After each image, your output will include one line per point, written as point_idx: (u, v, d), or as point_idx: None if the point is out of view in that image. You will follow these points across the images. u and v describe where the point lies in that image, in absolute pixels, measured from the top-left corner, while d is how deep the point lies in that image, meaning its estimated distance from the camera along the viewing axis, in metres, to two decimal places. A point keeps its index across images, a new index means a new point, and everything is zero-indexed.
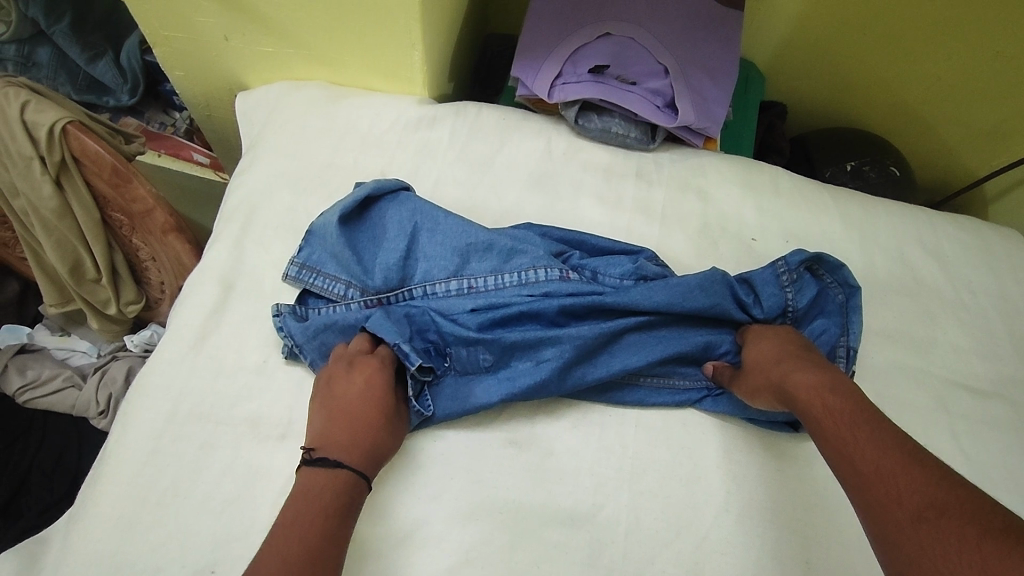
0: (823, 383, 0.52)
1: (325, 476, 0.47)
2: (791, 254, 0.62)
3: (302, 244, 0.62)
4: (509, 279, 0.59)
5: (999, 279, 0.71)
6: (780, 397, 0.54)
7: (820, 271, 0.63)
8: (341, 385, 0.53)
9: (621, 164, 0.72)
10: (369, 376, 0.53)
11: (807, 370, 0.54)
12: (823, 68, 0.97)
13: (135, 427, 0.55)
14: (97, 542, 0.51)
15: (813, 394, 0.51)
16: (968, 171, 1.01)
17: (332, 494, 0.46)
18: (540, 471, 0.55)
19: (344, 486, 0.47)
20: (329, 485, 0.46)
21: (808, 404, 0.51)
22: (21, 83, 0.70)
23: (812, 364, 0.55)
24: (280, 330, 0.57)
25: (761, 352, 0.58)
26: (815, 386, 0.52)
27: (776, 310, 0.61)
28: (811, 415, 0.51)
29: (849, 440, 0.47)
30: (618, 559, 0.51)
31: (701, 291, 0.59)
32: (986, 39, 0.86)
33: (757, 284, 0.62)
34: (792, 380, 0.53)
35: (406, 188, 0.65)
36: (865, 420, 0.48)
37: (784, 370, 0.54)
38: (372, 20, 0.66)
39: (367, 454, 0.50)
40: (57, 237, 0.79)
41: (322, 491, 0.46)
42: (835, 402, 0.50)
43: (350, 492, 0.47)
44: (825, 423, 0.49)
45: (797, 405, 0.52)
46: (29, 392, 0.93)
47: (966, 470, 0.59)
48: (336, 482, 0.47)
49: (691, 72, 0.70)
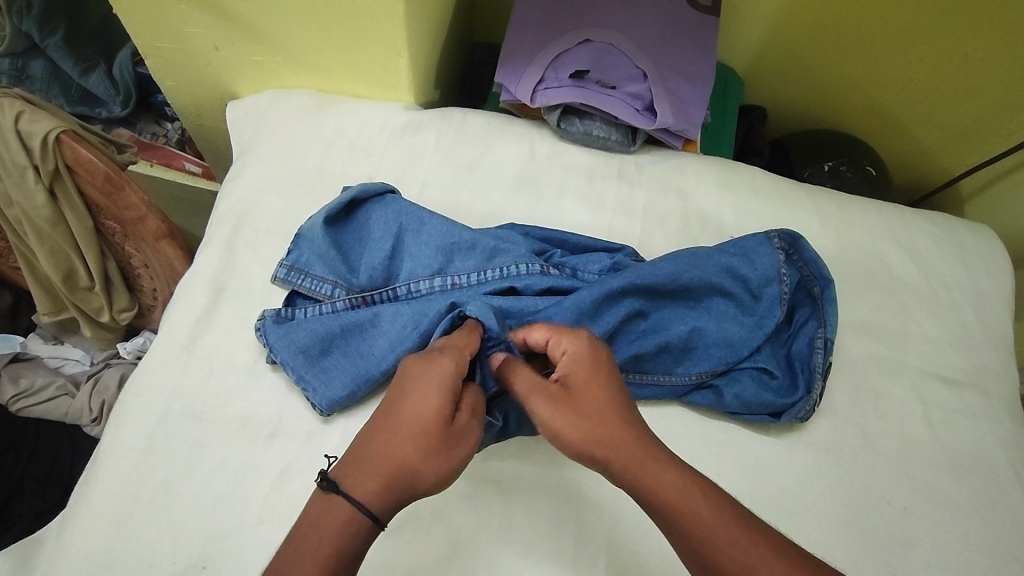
0: (650, 451, 0.44)
1: (336, 509, 0.41)
2: (783, 230, 0.65)
3: (291, 247, 0.63)
4: (492, 275, 0.60)
5: (972, 273, 0.73)
6: (579, 452, 0.45)
7: (796, 258, 0.65)
8: (410, 384, 0.46)
9: (603, 166, 0.74)
10: (435, 385, 0.45)
11: (625, 429, 0.45)
12: (800, 73, 1.00)
13: (128, 427, 0.56)
14: (90, 540, 0.52)
15: (670, 488, 0.43)
16: (944, 171, 1.04)
17: (334, 551, 0.39)
18: (525, 465, 0.56)
19: (349, 540, 0.40)
20: (331, 538, 0.40)
21: (664, 500, 0.43)
22: (16, 94, 0.72)
23: (603, 400, 0.46)
24: (259, 333, 0.59)
25: (575, 380, 0.47)
26: (630, 443, 0.45)
27: (765, 277, 0.63)
28: (671, 519, 0.42)
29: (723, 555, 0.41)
30: (603, 550, 0.53)
31: (694, 266, 0.62)
32: (956, 43, 0.89)
33: (750, 254, 0.64)
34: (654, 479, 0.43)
35: (392, 191, 0.66)
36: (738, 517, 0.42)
37: (582, 418, 0.45)
38: (359, 29, 0.68)
39: (395, 498, 0.42)
40: (50, 245, 0.81)
41: (323, 541, 0.39)
42: (703, 504, 0.42)
43: (351, 537, 0.40)
44: (691, 531, 0.42)
45: (604, 464, 0.45)
46: (22, 400, 0.94)
47: (938, 458, 0.61)
48: (338, 518, 0.40)
49: (669, 76, 0.73)
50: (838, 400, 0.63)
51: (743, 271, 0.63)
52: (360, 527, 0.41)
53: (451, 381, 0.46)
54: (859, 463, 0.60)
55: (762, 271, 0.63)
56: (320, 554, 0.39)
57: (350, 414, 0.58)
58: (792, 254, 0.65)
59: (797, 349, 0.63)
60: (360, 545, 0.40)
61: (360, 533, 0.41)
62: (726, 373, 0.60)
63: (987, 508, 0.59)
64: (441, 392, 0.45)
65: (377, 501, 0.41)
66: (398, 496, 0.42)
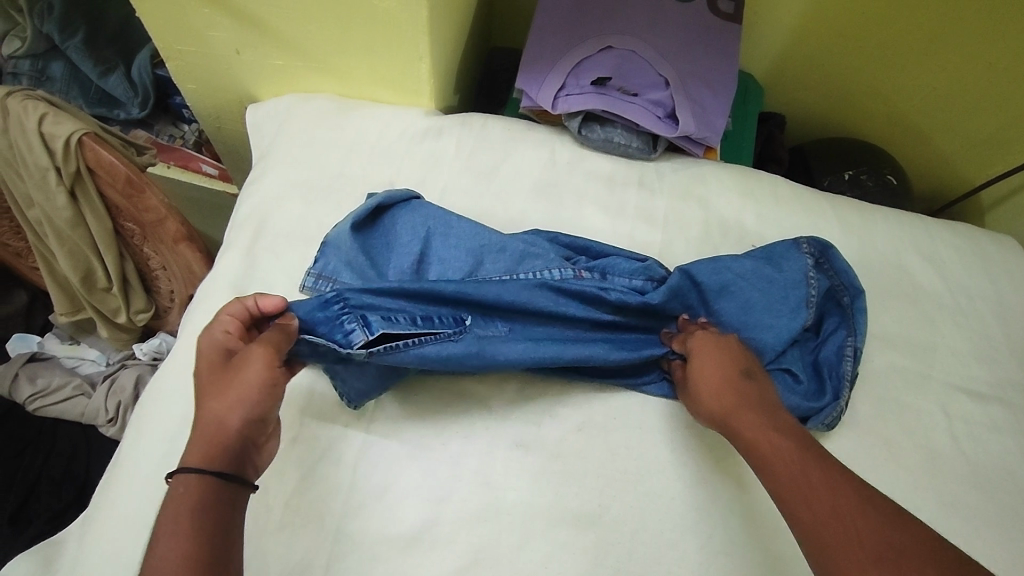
0: (748, 410, 0.50)
1: (177, 486, 0.42)
2: (813, 237, 0.64)
3: (316, 255, 0.62)
4: (523, 278, 0.60)
5: (997, 285, 0.72)
6: (714, 416, 0.52)
7: (826, 266, 0.64)
8: (197, 364, 0.49)
9: (623, 173, 0.73)
10: (208, 351, 0.49)
11: (732, 395, 0.52)
12: (819, 79, 0.99)
13: (151, 430, 0.57)
14: (114, 544, 0.52)
15: (753, 436, 0.49)
16: (965, 179, 1.03)
17: (177, 512, 0.41)
18: (548, 472, 0.56)
19: (188, 495, 0.42)
20: (173, 505, 0.41)
21: (747, 438, 0.49)
22: (40, 96, 0.72)
23: (726, 378, 0.53)
24: None
25: (701, 361, 0.55)
26: (729, 407, 0.51)
27: (797, 279, 0.62)
28: (754, 452, 0.48)
29: (783, 465, 0.46)
30: (625, 560, 0.53)
31: (715, 269, 0.62)
32: (977, 52, 0.88)
33: (778, 256, 0.64)
34: (748, 428, 0.49)
35: (417, 197, 0.66)
36: (786, 441, 0.48)
37: (706, 393, 0.53)
38: (382, 34, 0.67)
39: (216, 444, 0.44)
40: (70, 246, 0.81)
41: (167, 511, 0.41)
42: (780, 446, 0.47)
43: (197, 495, 0.42)
44: (771, 471, 0.46)
45: (724, 421, 0.51)
46: (40, 399, 0.95)
47: (964, 472, 0.60)
48: (177, 491, 0.42)
49: (692, 84, 0.72)
50: (862, 412, 0.62)
51: (770, 273, 0.63)
52: (197, 485, 0.42)
53: (211, 345, 0.50)
54: (884, 477, 0.59)
55: (790, 276, 0.63)
56: (168, 520, 0.40)
57: (371, 417, 0.57)
58: (822, 263, 0.64)
59: (825, 355, 0.63)
60: (200, 492, 0.42)
61: (201, 489, 0.42)
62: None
63: (1016, 524, 0.58)
64: (212, 355, 0.49)
65: (201, 458, 0.43)
66: (214, 441, 0.44)
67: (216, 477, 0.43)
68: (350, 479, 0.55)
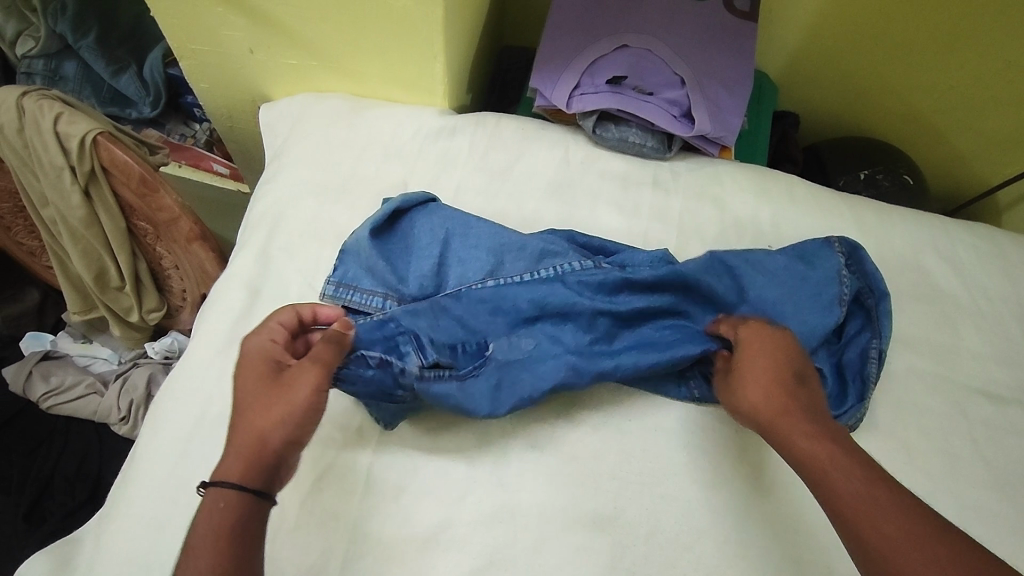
0: (800, 416, 0.49)
1: (212, 499, 0.43)
2: (843, 237, 0.64)
3: (336, 263, 0.61)
4: (545, 274, 0.60)
5: (1017, 285, 0.71)
6: (760, 415, 0.51)
7: (851, 267, 0.64)
8: (241, 371, 0.50)
9: (638, 173, 0.73)
10: (256, 360, 0.49)
11: (785, 398, 0.50)
12: (835, 78, 0.98)
13: (166, 429, 0.57)
14: (130, 542, 0.52)
15: (809, 444, 0.47)
16: (982, 179, 1.02)
17: (212, 525, 0.42)
18: (564, 473, 0.55)
19: (223, 510, 0.43)
20: (209, 518, 0.42)
21: (797, 443, 0.48)
22: (55, 95, 0.72)
23: (776, 378, 0.52)
24: None
25: (750, 358, 0.53)
26: (780, 409, 0.50)
27: (830, 277, 0.62)
28: (802, 458, 0.47)
29: (835, 474, 0.45)
30: (641, 563, 0.52)
31: (746, 265, 0.62)
32: (996, 51, 0.87)
33: (810, 255, 0.63)
34: (796, 434, 0.48)
35: (433, 199, 0.66)
36: (835, 446, 0.47)
37: (756, 391, 0.51)
38: (396, 33, 0.67)
39: (254, 460, 0.45)
40: (83, 245, 0.81)
41: (202, 522, 0.42)
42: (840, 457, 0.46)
43: (231, 510, 0.43)
44: (833, 485, 0.45)
45: (771, 423, 0.50)
46: (52, 398, 0.96)
47: (985, 476, 0.60)
48: (212, 504, 0.43)
49: (707, 83, 0.72)
50: (880, 415, 0.61)
51: (802, 271, 0.62)
52: (230, 500, 0.43)
53: (265, 352, 0.50)
54: (902, 481, 0.58)
55: (824, 273, 0.62)
56: (202, 533, 0.42)
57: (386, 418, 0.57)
58: (851, 264, 0.64)
59: (849, 358, 0.62)
60: (236, 509, 0.43)
61: (235, 505, 0.43)
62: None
63: None
64: (260, 365, 0.49)
65: (237, 473, 0.44)
66: (254, 456, 0.45)
67: (250, 494, 0.43)
68: (365, 480, 0.54)
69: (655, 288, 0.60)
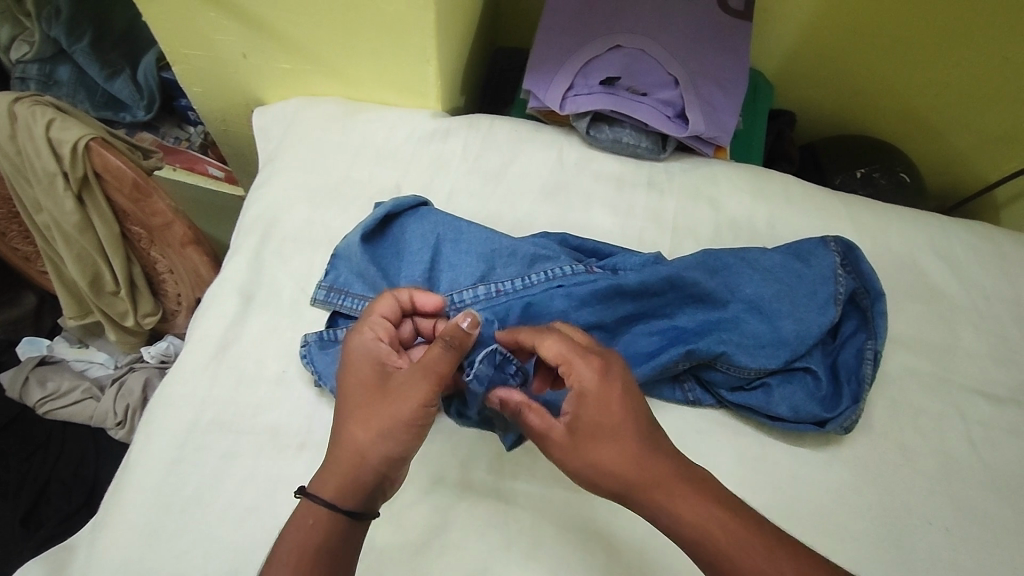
0: (677, 484, 0.43)
1: (306, 514, 0.44)
2: (839, 238, 0.64)
3: (328, 267, 0.63)
4: (535, 280, 0.60)
5: (1013, 284, 0.71)
6: (614, 484, 0.45)
7: (847, 267, 0.64)
8: (348, 370, 0.49)
9: (632, 174, 0.73)
10: (364, 360, 0.49)
11: (653, 462, 0.44)
12: (831, 77, 0.98)
13: (159, 436, 0.56)
14: (123, 550, 0.52)
15: (692, 521, 0.42)
16: (980, 176, 1.02)
17: (298, 542, 0.43)
18: (558, 478, 0.55)
19: (311, 528, 0.43)
20: (295, 534, 0.43)
21: (673, 512, 0.43)
22: (47, 101, 0.72)
23: (628, 438, 0.45)
24: (305, 360, 0.58)
25: (592, 414, 0.46)
26: (651, 481, 0.43)
27: (826, 274, 0.62)
28: (682, 530, 0.42)
29: (724, 548, 0.41)
30: (634, 567, 0.52)
31: (739, 264, 0.61)
32: (994, 48, 0.86)
33: (806, 253, 0.63)
34: (671, 504, 0.43)
35: (425, 203, 0.66)
36: (718, 506, 0.43)
37: (613, 459, 0.44)
38: (389, 36, 0.67)
39: (351, 477, 0.45)
40: (78, 251, 0.81)
41: (290, 536, 0.43)
42: (722, 537, 0.41)
43: (329, 529, 0.44)
44: (730, 570, 0.41)
45: (630, 491, 0.44)
46: (49, 403, 0.96)
47: (981, 477, 0.59)
48: (308, 520, 0.43)
49: (702, 83, 0.71)
50: (876, 416, 0.61)
51: (797, 269, 0.62)
52: (327, 519, 0.44)
53: (375, 355, 0.50)
54: (898, 482, 0.58)
55: (818, 271, 0.62)
56: (290, 550, 0.42)
57: None
58: (847, 264, 0.64)
59: (844, 359, 0.62)
60: (324, 529, 0.43)
61: (332, 525, 0.44)
62: (779, 373, 0.59)
63: None
64: (368, 367, 0.49)
65: (332, 489, 0.44)
66: (348, 474, 0.45)
67: (346, 514, 0.44)
68: None
69: (646, 293, 0.59)
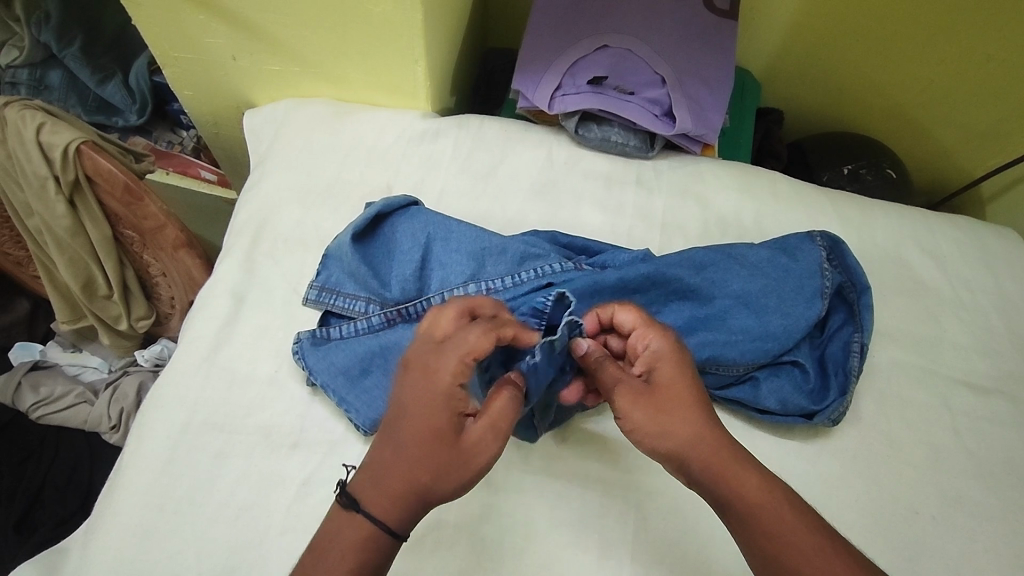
0: (732, 457, 0.46)
1: (357, 531, 0.42)
2: (825, 233, 0.65)
3: (319, 267, 0.64)
4: (525, 278, 0.60)
5: (998, 277, 0.72)
6: (683, 441, 0.46)
7: (833, 261, 0.64)
8: (415, 395, 0.44)
9: (621, 173, 0.73)
10: (436, 392, 0.44)
11: (714, 432, 0.47)
12: (818, 74, 0.99)
13: (151, 437, 0.57)
14: (117, 551, 0.52)
15: (754, 492, 0.45)
16: (966, 171, 1.03)
17: (351, 565, 0.41)
18: (550, 472, 0.56)
19: (370, 551, 0.42)
20: (346, 553, 0.41)
21: (728, 481, 0.45)
22: (37, 105, 0.72)
23: (700, 404, 0.48)
24: (297, 356, 0.58)
25: (666, 372, 0.49)
26: (721, 446, 0.47)
27: (814, 267, 0.62)
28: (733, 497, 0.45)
29: (767, 515, 0.44)
30: (627, 559, 0.53)
31: (727, 261, 0.62)
32: (975, 45, 0.88)
33: (793, 247, 0.64)
34: (729, 472, 0.46)
35: (415, 203, 0.66)
36: (766, 480, 0.46)
37: (686, 418, 0.47)
38: (378, 37, 0.67)
39: (407, 507, 0.43)
40: (70, 255, 0.81)
41: (338, 558, 0.41)
42: (782, 508, 0.44)
43: (379, 549, 0.42)
44: (765, 533, 0.43)
45: (688, 455, 0.46)
46: (42, 408, 0.95)
47: (967, 466, 0.60)
48: (359, 540, 0.41)
49: (688, 81, 0.72)
50: (864, 408, 0.62)
51: (784, 264, 0.62)
52: (381, 541, 0.42)
53: (453, 393, 0.45)
54: (886, 474, 0.59)
55: (805, 266, 0.62)
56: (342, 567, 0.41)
57: None
58: (833, 258, 0.64)
59: (831, 352, 0.63)
60: (379, 554, 0.42)
61: (385, 546, 0.42)
62: (766, 367, 0.60)
63: (1018, 517, 0.58)
64: (440, 403, 0.44)
65: (388, 513, 0.42)
66: (412, 507, 0.43)
67: (396, 537, 0.42)
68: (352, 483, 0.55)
69: (633, 290, 0.59)
